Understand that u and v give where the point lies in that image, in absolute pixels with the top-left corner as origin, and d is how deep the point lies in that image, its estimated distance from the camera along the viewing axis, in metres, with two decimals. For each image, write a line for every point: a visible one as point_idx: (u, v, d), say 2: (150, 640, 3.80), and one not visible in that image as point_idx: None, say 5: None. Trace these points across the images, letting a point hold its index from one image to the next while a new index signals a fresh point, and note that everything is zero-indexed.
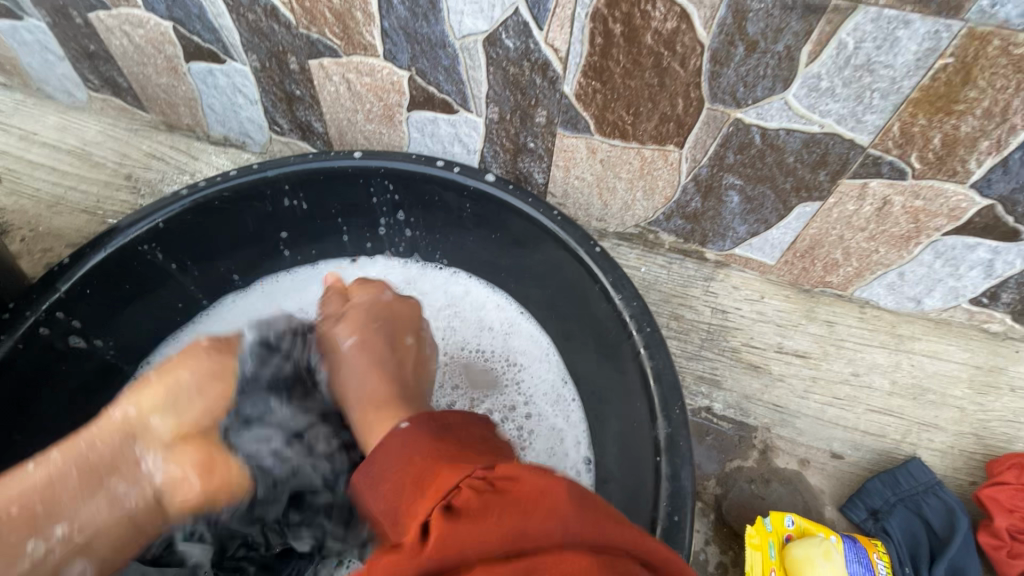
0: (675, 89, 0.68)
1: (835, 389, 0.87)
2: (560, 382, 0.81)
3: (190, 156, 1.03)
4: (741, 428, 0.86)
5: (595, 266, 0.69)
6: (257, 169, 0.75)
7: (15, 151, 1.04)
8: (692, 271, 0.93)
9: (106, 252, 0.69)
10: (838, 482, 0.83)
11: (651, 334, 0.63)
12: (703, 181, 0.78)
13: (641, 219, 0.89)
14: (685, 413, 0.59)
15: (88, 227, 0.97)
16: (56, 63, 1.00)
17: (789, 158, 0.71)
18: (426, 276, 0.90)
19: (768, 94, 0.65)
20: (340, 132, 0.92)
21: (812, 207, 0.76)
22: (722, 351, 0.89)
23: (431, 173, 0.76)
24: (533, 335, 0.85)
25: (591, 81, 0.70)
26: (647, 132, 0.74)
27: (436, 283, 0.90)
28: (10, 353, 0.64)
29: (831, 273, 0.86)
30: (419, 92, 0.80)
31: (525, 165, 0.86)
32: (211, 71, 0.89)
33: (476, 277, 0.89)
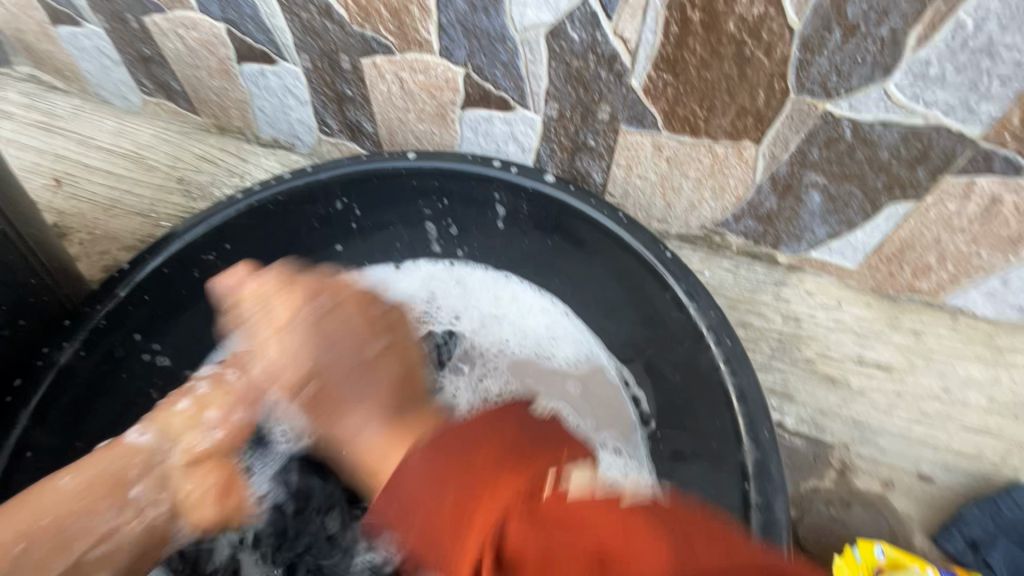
0: (756, 81, 0.63)
1: (923, 406, 0.80)
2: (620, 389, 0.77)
3: (240, 159, 1.03)
4: (817, 445, 0.79)
5: (667, 273, 0.65)
6: (311, 172, 0.73)
7: (73, 155, 1.05)
8: (761, 275, 0.86)
9: (165, 257, 0.68)
10: (927, 507, 0.76)
11: (733, 348, 0.60)
12: (781, 180, 0.73)
13: (707, 220, 0.83)
14: (775, 438, 0.56)
15: (143, 230, 0.98)
16: (113, 68, 1.01)
17: (884, 153, 0.65)
18: (472, 277, 0.86)
19: (865, 83, 0.59)
20: (390, 133, 0.89)
21: (906, 206, 0.69)
22: (795, 362, 0.83)
23: (488, 173, 0.72)
24: (579, 339, 0.81)
25: (663, 74, 0.66)
26: (721, 127, 0.69)
27: (481, 285, 0.86)
28: (72, 360, 0.63)
29: (921, 279, 0.78)
30: (475, 89, 0.77)
31: (583, 164, 0.81)
32: (263, 72, 0.88)
33: (524, 281, 0.84)
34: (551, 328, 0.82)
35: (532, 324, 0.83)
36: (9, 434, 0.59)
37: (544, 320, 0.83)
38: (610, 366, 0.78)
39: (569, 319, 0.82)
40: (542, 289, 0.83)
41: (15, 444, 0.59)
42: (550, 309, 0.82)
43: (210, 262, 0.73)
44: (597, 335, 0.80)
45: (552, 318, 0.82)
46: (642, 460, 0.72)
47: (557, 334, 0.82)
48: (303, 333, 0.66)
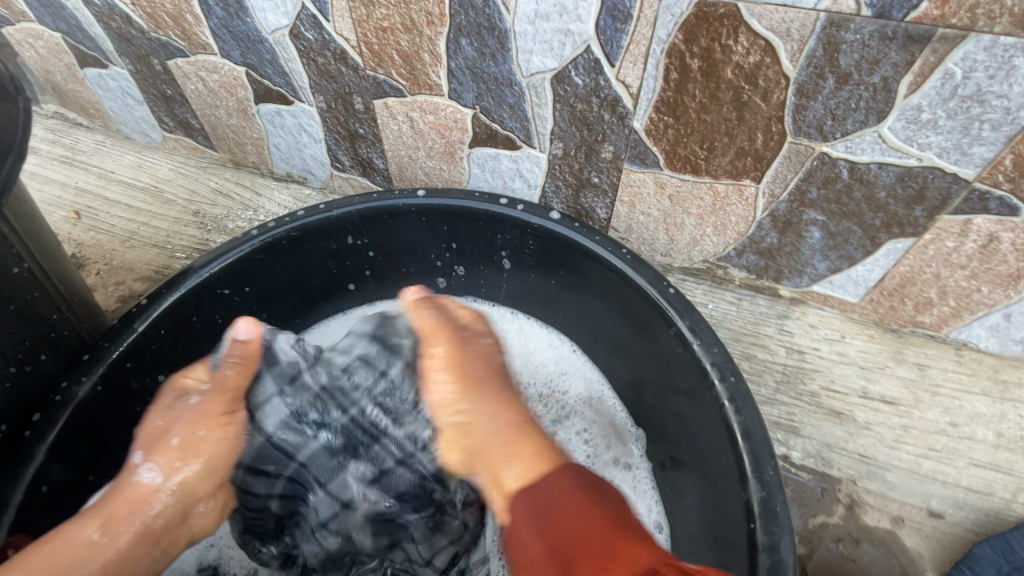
0: (755, 124, 0.65)
1: (931, 440, 0.80)
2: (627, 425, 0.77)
3: (254, 192, 1.06)
4: (824, 480, 0.79)
5: (669, 309, 0.66)
6: (324, 209, 0.76)
7: (93, 189, 1.09)
8: (765, 308, 0.87)
9: (181, 292, 0.71)
10: (938, 544, 0.75)
11: (735, 385, 0.60)
12: (781, 217, 0.74)
13: (710, 254, 0.85)
14: (780, 475, 0.56)
15: (158, 261, 1.01)
16: (135, 107, 1.06)
17: (881, 193, 0.66)
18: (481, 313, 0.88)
19: (859, 127, 0.61)
20: (400, 169, 0.92)
21: (905, 243, 0.71)
22: (800, 396, 0.83)
23: (494, 210, 0.75)
24: (587, 374, 0.82)
25: (664, 117, 0.68)
26: (721, 167, 0.71)
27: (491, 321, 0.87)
28: (89, 395, 0.64)
29: (923, 313, 0.79)
30: (482, 129, 0.79)
31: (587, 200, 0.84)
32: (279, 112, 0.91)
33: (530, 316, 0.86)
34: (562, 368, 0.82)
35: (542, 360, 0.84)
36: (23, 467, 0.59)
37: (551, 355, 0.84)
38: (621, 406, 0.78)
39: (578, 356, 0.83)
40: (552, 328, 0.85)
41: (32, 478, 0.59)
42: (558, 344, 0.84)
43: (225, 297, 0.75)
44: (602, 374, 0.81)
45: (561, 354, 0.84)
46: (651, 490, 0.73)
47: (566, 369, 0.82)
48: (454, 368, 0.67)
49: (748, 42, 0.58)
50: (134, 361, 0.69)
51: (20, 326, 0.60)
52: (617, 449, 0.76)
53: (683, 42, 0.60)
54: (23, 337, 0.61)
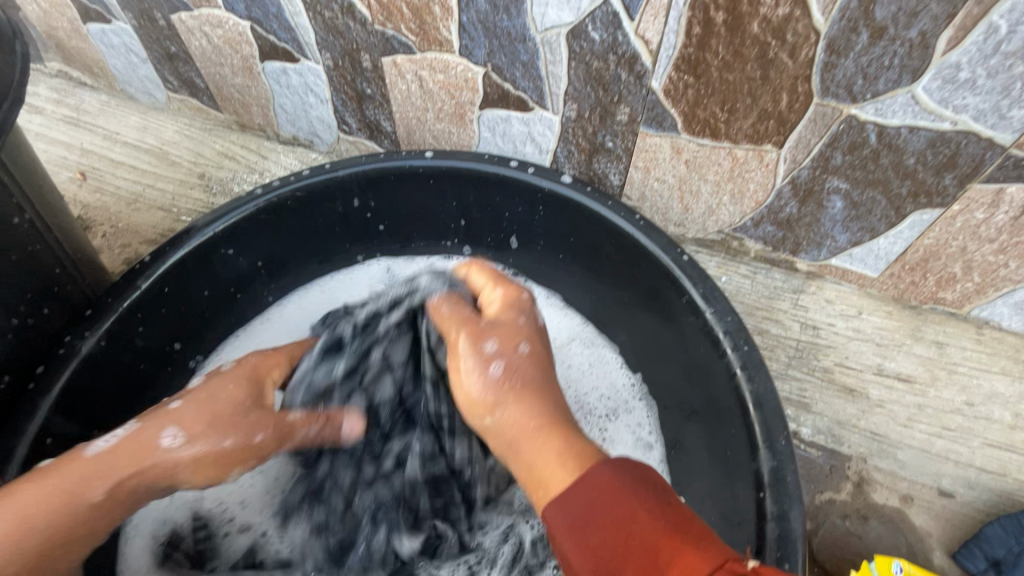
0: (780, 84, 0.62)
1: (946, 419, 0.78)
2: (632, 393, 0.75)
3: (260, 156, 1.04)
4: (833, 457, 0.78)
5: (683, 277, 0.64)
6: (329, 169, 0.74)
7: (98, 150, 1.08)
8: (780, 282, 0.85)
9: (185, 250, 0.69)
10: (948, 523, 0.74)
11: (749, 353, 0.59)
12: (803, 185, 0.71)
13: (725, 224, 0.82)
14: (792, 445, 0.54)
15: (164, 224, 1.00)
16: (139, 65, 1.03)
17: (910, 159, 0.63)
18: None
19: (892, 87, 0.58)
20: (408, 132, 0.90)
21: (931, 214, 0.68)
22: (812, 371, 0.81)
23: (504, 173, 0.73)
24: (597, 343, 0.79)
25: (684, 76, 0.65)
26: (742, 131, 0.68)
27: None
28: (93, 350, 0.63)
29: (945, 289, 0.77)
30: (494, 89, 0.77)
31: (600, 166, 0.81)
32: (285, 71, 0.89)
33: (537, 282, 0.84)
34: (576, 341, 0.80)
35: (558, 329, 0.81)
36: (28, 420, 0.58)
37: (560, 321, 0.81)
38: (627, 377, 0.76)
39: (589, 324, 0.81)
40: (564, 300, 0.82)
41: (35, 432, 0.58)
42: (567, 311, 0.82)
43: (229, 258, 0.74)
44: (613, 343, 0.79)
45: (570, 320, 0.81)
46: (656, 465, 0.71)
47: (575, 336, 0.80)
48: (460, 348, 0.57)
49: None
50: (139, 318, 0.68)
51: (24, 277, 0.59)
52: (623, 418, 0.74)
53: None
54: (26, 289, 0.60)
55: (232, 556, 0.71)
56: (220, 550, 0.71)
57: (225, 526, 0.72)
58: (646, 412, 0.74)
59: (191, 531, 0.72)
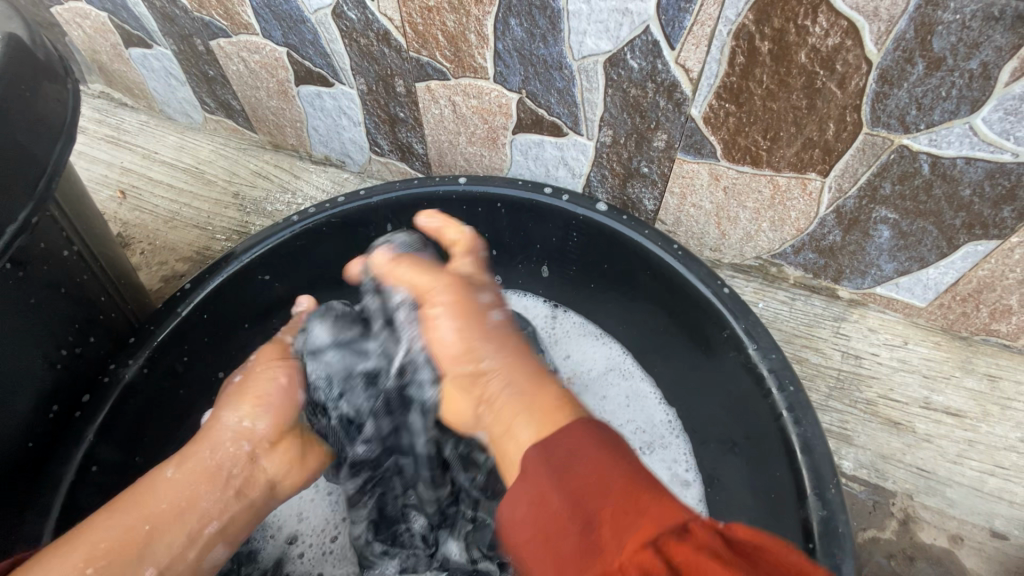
0: (827, 113, 0.60)
1: (998, 457, 0.75)
2: (668, 429, 0.73)
3: (292, 175, 1.06)
4: (876, 493, 0.75)
5: (723, 310, 0.62)
6: (364, 195, 0.74)
7: (138, 169, 1.11)
8: (820, 309, 0.82)
9: (223, 277, 0.70)
10: (1002, 567, 0.70)
11: (795, 394, 0.57)
12: (848, 213, 0.69)
13: (764, 250, 0.80)
14: (842, 494, 0.52)
15: (199, 242, 1.02)
16: (178, 87, 1.06)
17: (965, 191, 0.61)
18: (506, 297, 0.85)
19: (948, 118, 0.55)
20: (440, 154, 0.90)
21: (987, 245, 0.65)
22: (855, 403, 0.79)
23: (538, 200, 0.72)
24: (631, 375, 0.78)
25: (725, 104, 0.63)
26: (784, 159, 0.66)
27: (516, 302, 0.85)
28: (136, 378, 0.64)
29: (999, 321, 0.73)
30: (528, 115, 0.76)
31: (635, 190, 0.80)
32: (319, 94, 0.90)
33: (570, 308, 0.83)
34: (612, 371, 0.79)
35: (594, 360, 0.79)
36: (75, 447, 0.59)
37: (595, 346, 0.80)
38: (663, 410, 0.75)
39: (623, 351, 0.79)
40: (600, 330, 0.81)
41: (80, 458, 0.60)
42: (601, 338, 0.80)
43: (265, 283, 0.75)
44: (650, 376, 0.77)
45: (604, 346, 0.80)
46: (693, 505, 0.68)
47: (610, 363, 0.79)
48: (461, 306, 0.60)
49: (828, 23, 0.53)
50: (179, 344, 0.68)
51: (72, 307, 0.60)
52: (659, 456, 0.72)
53: (753, 22, 0.55)
54: (73, 319, 0.61)
55: (268, 562, 0.73)
56: (256, 555, 0.73)
57: (268, 531, 0.74)
58: (682, 448, 0.72)
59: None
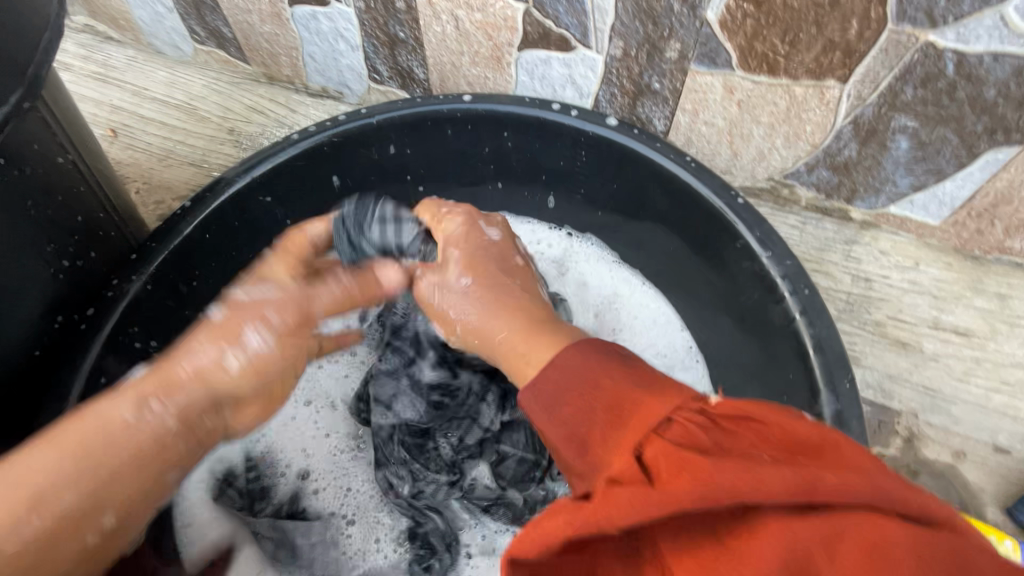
0: (851, 8, 0.57)
1: (1004, 374, 0.75)
2: (688, 354, 0.73)
3: (289, 109, 1.02)
4: (882, 412, 0.75)
5: (736, 220, 0.61)
6: (365, 114, 0.71)
7: (128, 106, 1.07)
8: (831, 233, 0.81)
9: (224, 197, 0.68)
10: (1002, 479, 0.71)
11: (809, 298, 0.56)
12: (866, 124, 0.67)
13: (776, 171, 0.78)
14: (855, 389, 0.53)
15: (196, 179, 0.99)
16: (165, 16, 1.01)
17: (990, 91, 0.59)
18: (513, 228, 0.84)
19: (978, 8, 0.53)
20: (442, 79, 0.87)
21: (1008, 152, 0.63)
22: (863, 324, 0.78)
23: (545, 116, 0.70)
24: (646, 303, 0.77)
25: (743, 4, 0.60)
26: (803, 65, 0.64)
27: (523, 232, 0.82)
28: (140, 293, 0.63)
29: (1013, 237, 0.73)
30: (534, 28, 0.73)
31: (645, 109, 0.77)
32: (315, 15, 0.86)
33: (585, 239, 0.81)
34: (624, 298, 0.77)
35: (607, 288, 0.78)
36: (82, 359, 0.59)
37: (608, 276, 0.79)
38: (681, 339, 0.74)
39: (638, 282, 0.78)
40: (617, 257, 0.79)
41: (90, 367, 0.59)
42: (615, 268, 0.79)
43: (267, 207, 0.73)
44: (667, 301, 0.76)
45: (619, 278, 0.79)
46: None
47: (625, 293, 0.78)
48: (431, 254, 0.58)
49: None
50: (181, 263, 0.67)
51: (70, 218, 0.59)
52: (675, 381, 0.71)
53: None
54: (72, 231, 0.59)
55: (282, 498, 0.72)
56: (270, 492, 0.73)
57: (279, 470, 0.74)
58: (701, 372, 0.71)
59: (246, 470, 0.73)
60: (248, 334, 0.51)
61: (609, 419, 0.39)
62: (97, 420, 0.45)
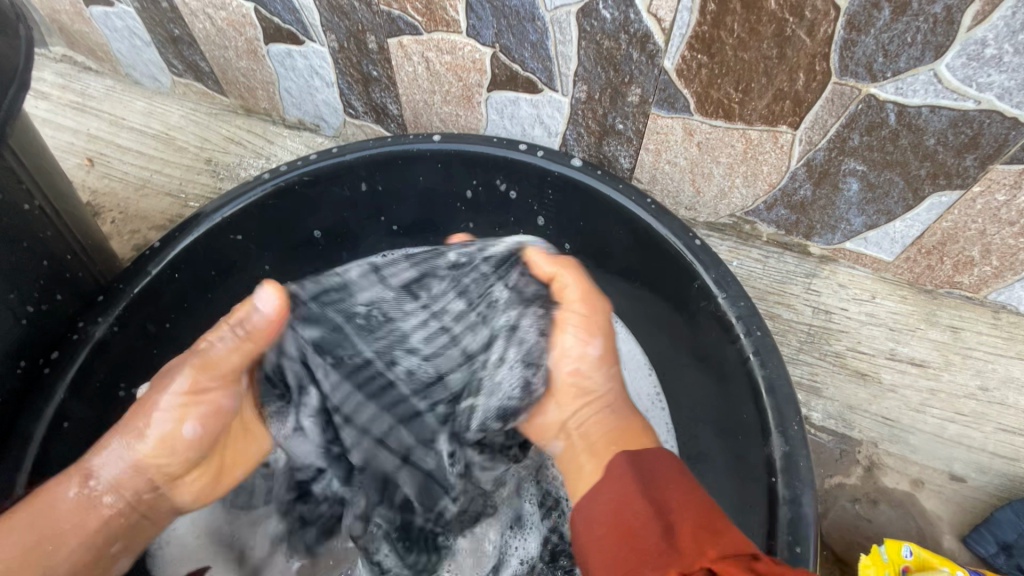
0: (797, 62, 0.60)
1: (958, 404, 0.78)
2: (653, 403, 0.73)
3: (266, 140, 1.04)
4: (843, 441, 0.77)
5: (694, 261, 0.63)
6: (337, 153, 0.73)
7: (105, 135, 1.07)
8: (792, 266, 0.84)
9: (194, 236, 0.69)
10: (958, 508, 0.73)
11: (761, 339, 0.58)
12: (818, 167, 0.70)
13: (738, 208, 0.81)
14: (804, 429, 0.55)
15: (172, 209, 1.00)
16: (143, 49, 1.03)
17: (930, 140, 0.62)
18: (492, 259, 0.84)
19: (913, 65, 0.56)
20: (415, 115, 0.89)
21: (951, 196, 0.66)
22: (824, 355, 0.81)
23: (512, 157, 0.72)
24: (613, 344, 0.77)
25: (697, 55, 0.63)
26: (757, 112, 0.66)
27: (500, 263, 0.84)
28: (106, 335, 0.63)
29: (962, 273, 0.76)
30: (502, 71, 0.75)
31: (610, 148, 0.80)
32: (290, 53, 0.88)
33: None
34: None
35: None
36: (45, 404, 0.59)
37: None
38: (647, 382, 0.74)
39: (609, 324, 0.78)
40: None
41: (52, 414, 0.59)
42: None
43: (239, 244, 0.74)
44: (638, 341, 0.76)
45: None
46: None
47: None
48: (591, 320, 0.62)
49: None
50: (151, 304, 0.67)
51: (35, 263, 0.59)
52: None
53: None
54: (37, 275, 0.60)
55: None
56: None
57: None
58: (666, 423, 0.72)
59: None
60: (183, 428, 0.56)
61: (650, 521, 0.46)
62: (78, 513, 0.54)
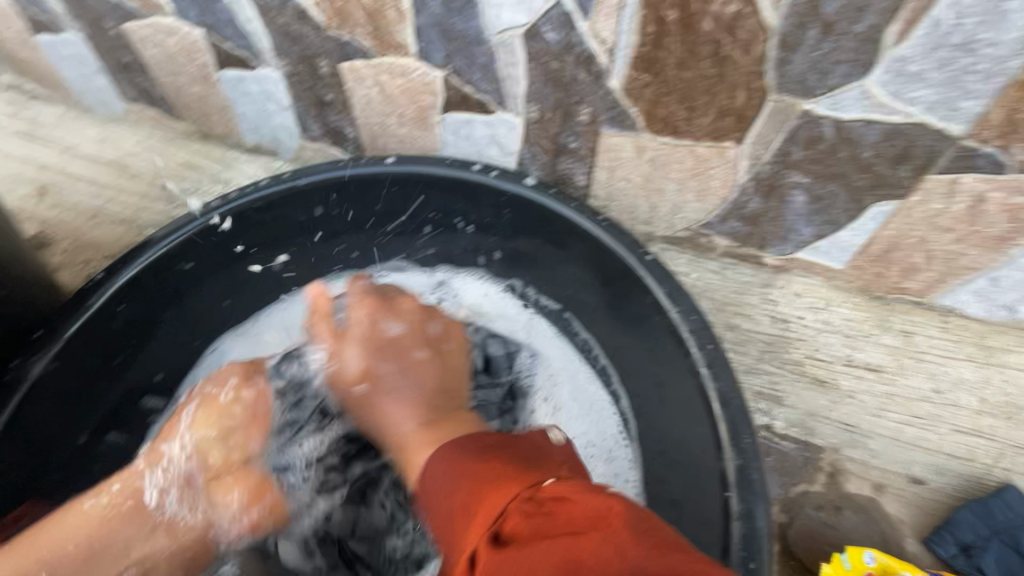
0: (735, 80, 0.61)
1: (914, 407, 0.79)
2: (618, 443, 0.67)
3: (223, 165, 1.02)
4: (806, 449, 0.78)
5: (646, 274, 0.65)
6: (290, 177, 0.73)
7: (55, 164, 1.04)
8: (749, 277, 0.85)
9: (139, 266, 0.69)
10: (918, 510, 0.74)
11: (714, 353, 0.61)
12: (765, 180, 0.71)
13: (693, 221, 0.82)
14: (755, 442, 0.58)
15: (126, 238, 0.97)
16: (93, 76, 1.01)
17: (866, 152, 0.64)
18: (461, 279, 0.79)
19: (845, 81, 0.58)
20: (373, 137, 0.89)
21: (891, 205, 0.68)
22: (784, 364, 0.82)
23: (466, 176, 0.73)
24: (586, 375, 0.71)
25: (640, 75, 0.65)
26: (702, 128, 0.68)
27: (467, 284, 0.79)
28: (44, 371, 0.63)
29: (909, 279, 0.78)
30: (454, 92, 0.75)
31: (566, 166, 0.80)
32: (242, 79, 0.87)
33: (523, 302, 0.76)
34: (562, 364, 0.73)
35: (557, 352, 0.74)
36: None
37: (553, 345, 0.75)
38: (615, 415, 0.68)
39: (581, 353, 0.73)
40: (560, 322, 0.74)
41: None
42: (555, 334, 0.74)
43: (187, 272, 0.73)
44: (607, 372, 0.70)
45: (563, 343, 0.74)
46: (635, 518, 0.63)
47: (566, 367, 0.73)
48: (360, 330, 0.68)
49: None
50: (97, 336, 0.67)
51: None
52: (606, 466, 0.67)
53: None
54: None
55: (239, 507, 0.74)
56: None
57: None
58: (630, 462, 0.66)
59: None
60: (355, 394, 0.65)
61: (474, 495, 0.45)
62: (95, 520, 0.60)
